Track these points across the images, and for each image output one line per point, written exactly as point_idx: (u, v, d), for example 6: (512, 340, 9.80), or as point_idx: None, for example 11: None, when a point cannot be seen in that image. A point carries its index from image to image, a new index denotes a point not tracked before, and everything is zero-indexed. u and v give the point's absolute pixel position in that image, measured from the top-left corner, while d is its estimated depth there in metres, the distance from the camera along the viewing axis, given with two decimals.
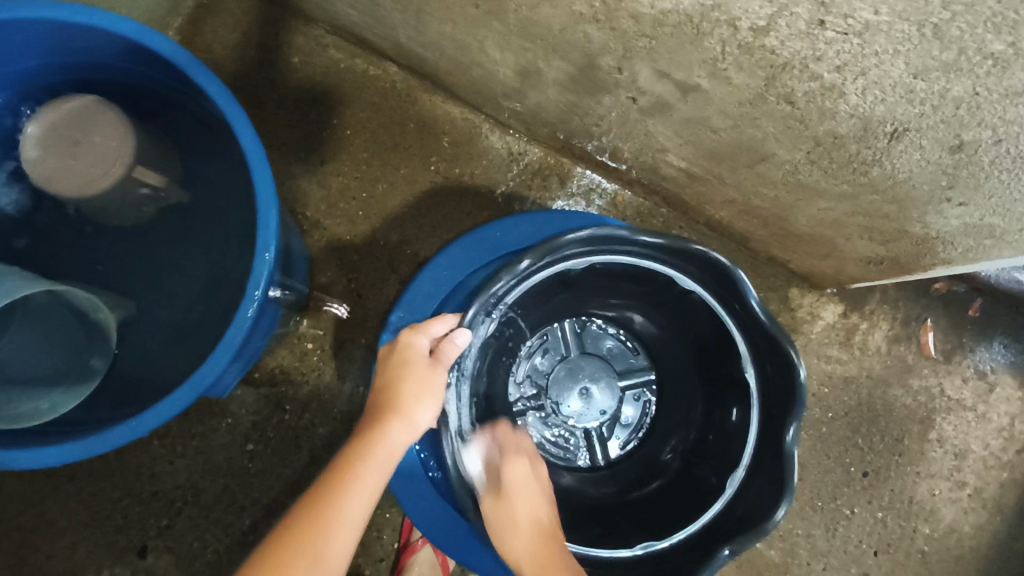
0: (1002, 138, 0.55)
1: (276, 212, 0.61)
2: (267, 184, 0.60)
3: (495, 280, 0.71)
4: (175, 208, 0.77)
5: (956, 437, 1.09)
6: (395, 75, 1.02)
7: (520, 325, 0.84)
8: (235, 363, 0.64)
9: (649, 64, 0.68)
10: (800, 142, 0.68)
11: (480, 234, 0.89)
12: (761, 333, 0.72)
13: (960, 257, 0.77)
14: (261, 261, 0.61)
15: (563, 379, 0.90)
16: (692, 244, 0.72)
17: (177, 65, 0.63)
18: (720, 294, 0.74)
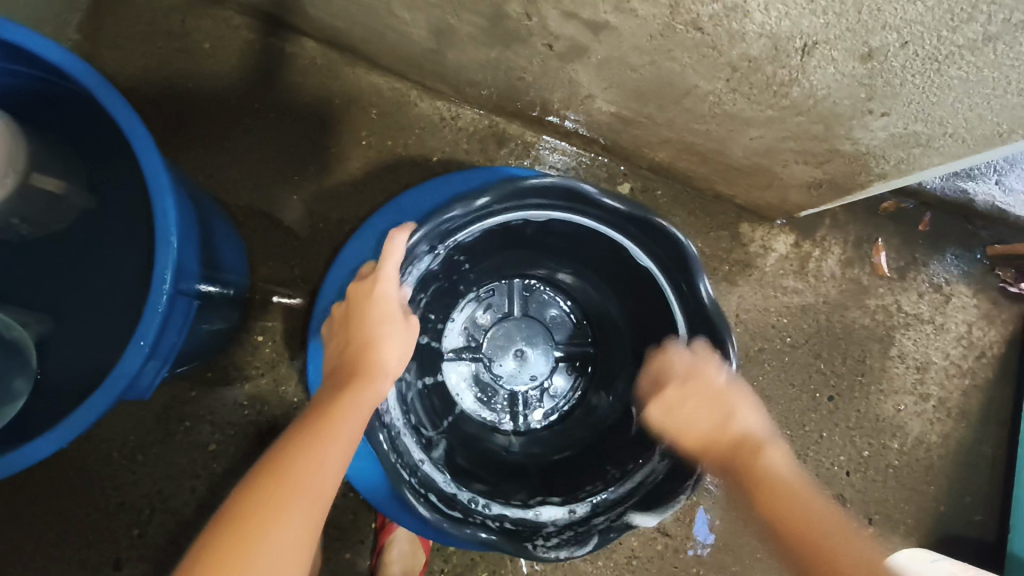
0: (908, 40, 0.53)
1: (172, 200, 0.59)
2: (159, 171, 0.59)
3: (449, 209, 0.70)
4: (81, 216, 0.72)
5: (917, 350, 1.11)
6: (314, 51, 0.99)
7: (462, 271, 0.84)
8: (155, 362, 0.62)
9: (555, 6, 0.66)
10: (717, 70, 0.67)
11: (400, 204, 0.88)
12: (698, 313, 0.73)
13: (894, 170, 0.76)
14: (165, 252, 0.59)
15: (499, 338, 0.91)
16: (649, 214, 0.71)
17: (41, 57, 0.58)
18: (668, 268, 0.74)
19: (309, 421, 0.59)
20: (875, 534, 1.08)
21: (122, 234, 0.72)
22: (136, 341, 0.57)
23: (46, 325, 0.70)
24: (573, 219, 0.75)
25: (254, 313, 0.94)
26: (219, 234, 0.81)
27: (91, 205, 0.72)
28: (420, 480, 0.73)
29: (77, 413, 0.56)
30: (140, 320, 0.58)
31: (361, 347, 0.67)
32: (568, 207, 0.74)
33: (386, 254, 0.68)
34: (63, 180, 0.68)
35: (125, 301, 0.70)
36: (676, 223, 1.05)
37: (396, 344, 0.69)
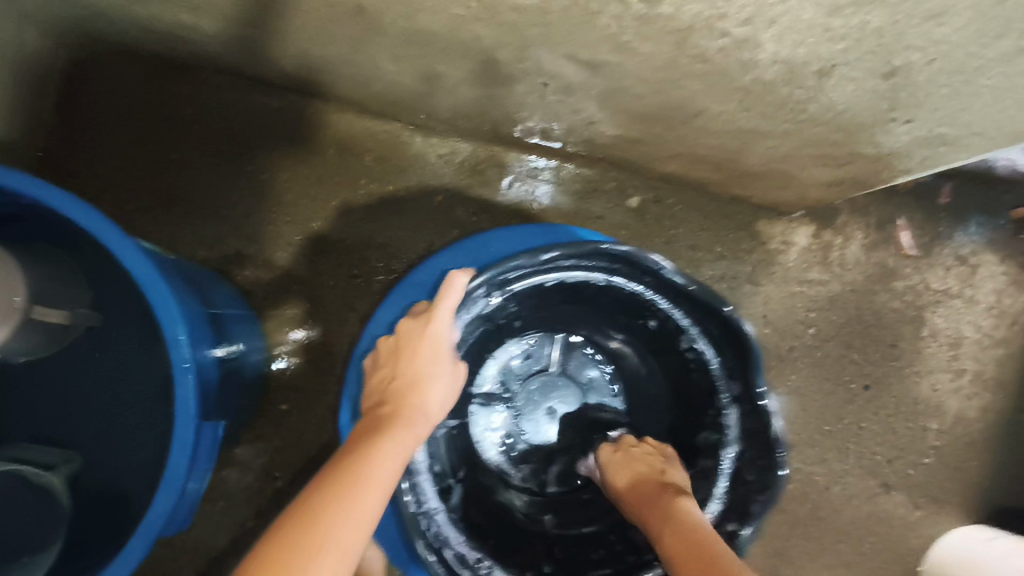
0: (935, 57, 0.51)
1: (183, 327, 0.58)
2: (165, 301, 0.57)
3: (513, 259, 0.68)
4: (87, 330, 0.69)
5: (950, 326, 1.08)
6: (298, 102, 0.95)
7: (513, 317, 0.81)
8: (189, 488, 0.61)
9: (550, 49, 0.63)
10: (728, 94, 0.63)
11: (433, 264, 0.80)
12: (744, 400, 0.72)
13: (918, 166, 0.73)
14: (183, 382, 0.57)
15: (534, 391, 0.88)
16: (721, 304, 0.69)
17: (32, 194, 0.56)
18: (720, 343, 0.73)
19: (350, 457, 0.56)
20: (925, 517, 1.06)
21: (131, 347, 0.69)
22: (169, 477, 0.57)
23: (76, 462, 0.67)
24: (624, 283, 0.74)
25: (275, 382, 0.92)
26: (232, 323, 0.79)
27: (98, 321, 0.69)
28: (435, 532, 0.71)
29: (122, 555, 0.56)
30: (169, 458, 0.57)
31: (407, 387, 0.65)
32: (619, 274, 0.74)
33: (444, 293, 0.67)
34: (67, 307, 0.65)
35: (146, 411, 0.68)
36: (691, 230, 1.03)
37: (440, 392, 0.66)
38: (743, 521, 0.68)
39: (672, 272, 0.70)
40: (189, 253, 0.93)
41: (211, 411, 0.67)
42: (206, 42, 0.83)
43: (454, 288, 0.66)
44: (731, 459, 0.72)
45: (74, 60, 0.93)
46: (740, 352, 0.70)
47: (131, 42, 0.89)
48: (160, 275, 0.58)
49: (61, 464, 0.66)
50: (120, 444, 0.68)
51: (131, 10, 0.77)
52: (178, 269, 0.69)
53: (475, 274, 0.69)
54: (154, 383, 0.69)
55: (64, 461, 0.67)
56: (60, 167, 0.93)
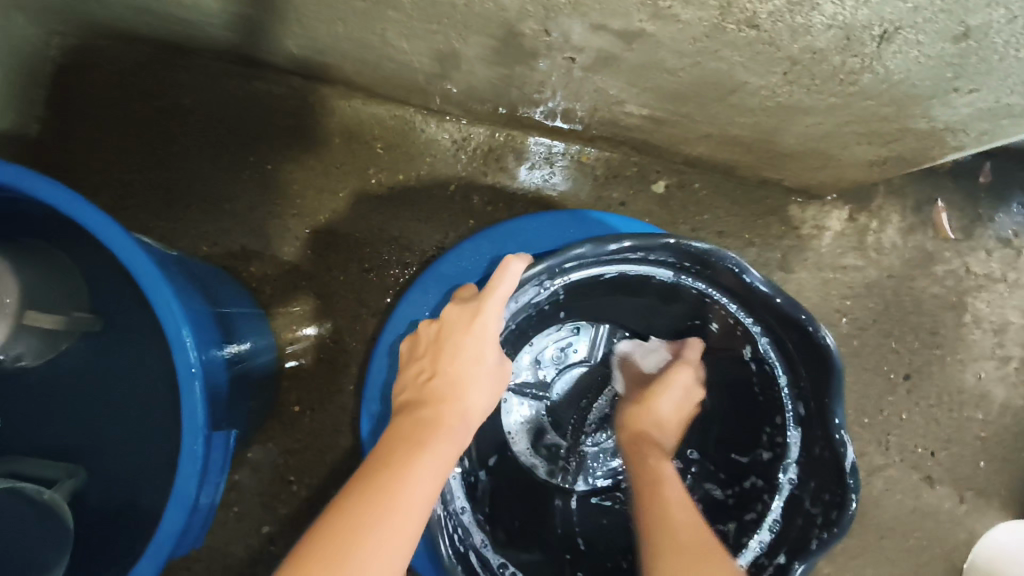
0: (1017, 14, 0.46)
1: (189, 330, 0.53)
2: (168, 304, 0.52)
3: (576, 244, 0.61)
4: (86, 335, 0.65)
5: (992, 313, 1.03)
6: (303, 88, 0.90)
7: (556, 308, 0.75)
8: (201, 503, 0.57)
9: (579, 20, 0.58)
10: (773, 65, 0.58)
11: (459, 254, 0.76)
12: (818, 423, 0.65)
13: (975, 141, 0.68)
14: (190, 390, 0.53)
15: (569, 383, 0.83)
16: (801, 316, 0.62)
17: (25, 190, 0.51)
18: (794, 357, 0.66)
19: (379, 475, 0.50)
20: (969, 511, 1.02)
21: (134, 351, 0.65)
22: (179, 494, 0.52)
23: (80, 477, 0.63)
24: (691, 282, 0.69)
25: (288, 382, 0.88)
26: (240, 323, 0.75)
27: (97, 325, 0.65)
28: (461, 533, 0.68)
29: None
30: (177, 474, 0.52)
31: (448, 387, 0.58)
32: (685, 273, 0.68)
33: (494, 283, 0.60)
34: (62, 310, 0.61)
35: (152, 419, 0.64)
36: (719, 215, 0.97)
37: (482, 395, 0.59)
38: (796, 556, 0.64)
39: (756, 279, 0.62)
40: (193, 249, 0.89)
41: (222, 419, 0.62)
42: (206, 25, 0.78)
43: (507, 277, 0.59)
44: (789, 482, 0.68)
45: (67, 48, 0.88)
46: (822, 371, 0.63)
47: (125, 29, 0.84)
48: (163, 276, 0.53)
49: (64, 479, 0.62)
50: (125, 455, 0.64)
51: None
52: (183, 269, 0.65)
53: (532, 261, 0.62)
54: (161, 389, 0.64)
55: (67, 476, 0.62)
56: (57, 161, 0.88)
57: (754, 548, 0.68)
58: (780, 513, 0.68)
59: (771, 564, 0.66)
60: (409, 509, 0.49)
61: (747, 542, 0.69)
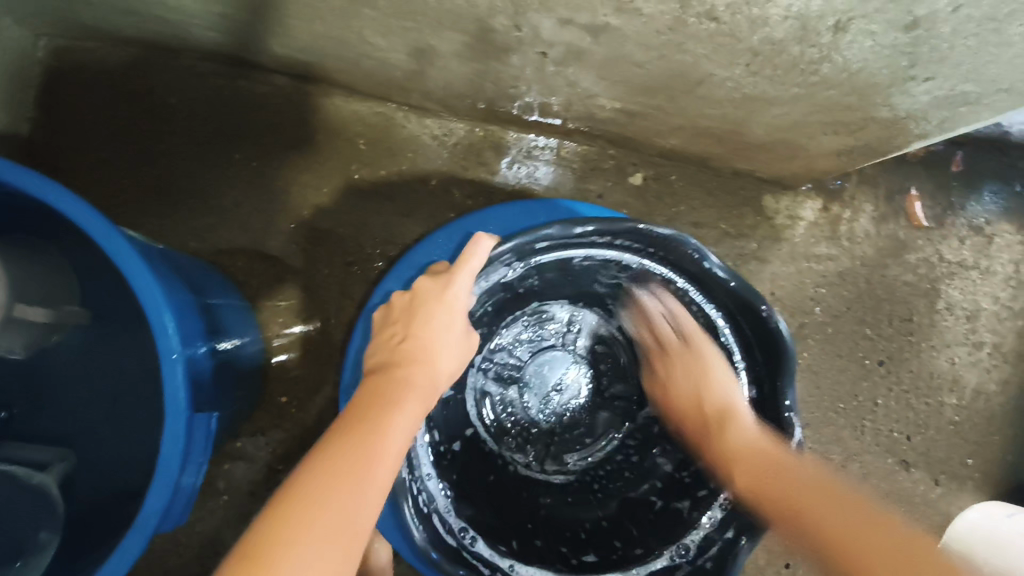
0: (961, 3, 0.48)
1: (171, 317, 0.55)
2: (150, 291, 0.54)
3: (549, 226, 0.63)
4: (75, 328, 0.66)
5: (964, 299, 1.05)
6: (287, 86, 0.92)
7: (526, 289, 0.77)
8: (183, 485, 0.59)
9: (547, 15, 0.59)
10: (736, 57, 0.60)
11: (436, 240, 0.77)
12: (772, 406, 0.71)
13: (936, 129, 0.70)
14: (172, 376, 0.54)
15: (544, 366, 0.85)
16: (760, 305, 0.66)
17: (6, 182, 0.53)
18: (751, 345, 0.71)
19: (352, 431, 0.52)
20: (943, 494, 1.05)
21: (118, 342, 0.66)
22: (161, 474, 0.54)
23: (71, 460, 0.64)
24: (656, 268, 0.72)
25: (274, 374, 0.89)
26: (226, 312, 0.76)
27: (84, 319, 0.66)
28: (425, 498, 0.71)
29: (116, 555, 0.53)
30: (161, 454, 0.54)
31: (420, 351, 0.60)
32: (651, 259, 0.71)
33: (466, 258, 0.63)
34: (50, 305, 0.62)
35: (137, 407, 0.65)
36: (695, 207, 1.00)
37: (453, 363, 0.62)
38: (744, 530, 0.68)
39: (717, 268, 0.66)
40: (180, 244, 0.90)
41: (204, 403, 0.64)
42: (186, 24, 0.79)
43: (479, 254, 0.62)
44: None
45: (53, 48, 0.89)
46: (777, 357, 0.68)
47: (110, 30, 0.85)
48: (144, 264, 0.54)
49: (56, 462, 0.63)
50: (111, 441, 0.65)
51: None
52: (165, 258, 0.66)
53: (500, 240, 0.65)
54: (145, 376, 0.66)
55: (58, 459, 0.64)
56: (46, 159, 0.90)
57: (705, 524, 0.71)
58: (730, 493, 0.70)
59: (718, 540, 0.69)
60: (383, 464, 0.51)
61: (699, 517, 0.71)
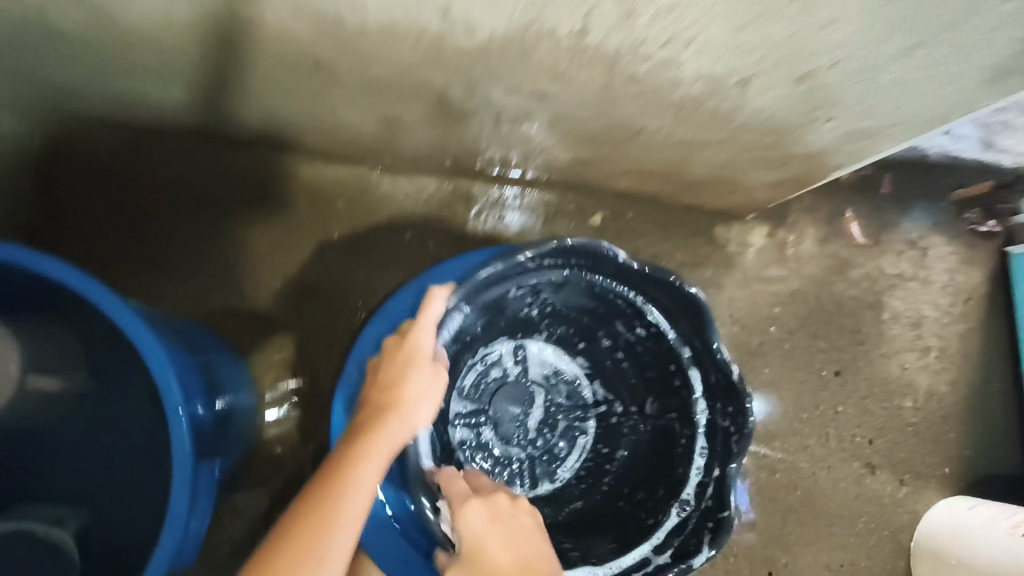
0: (838, 61, 0.56)
1: (173, 372, 0.60)
2: (154, 351, 0.59)
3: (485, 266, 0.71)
4: (80, 394, 0.70)
5: (908, 307, 1.14)
6: (268, 156, 0.99)
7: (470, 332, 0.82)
8: (191, 528, 0.63)
9: (496, 85, 0.68)
10: (663, 110, 0.69)
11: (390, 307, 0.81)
12: (704, 357, 0.79)
13: (850, 159, 0.79)
14: (178, 428, 0.59)
15: (500, 401, 0.90)
16: (678, 282, 0.74)
17: (18, 264, 0.58)
18: (677, 313, 0.79)
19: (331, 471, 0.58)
20: (909, 492, 1.11)
21: (121, 403, 0.71)
22: (172, 518, 0.58)
23: (83, 515, 0.69)
24: (582, 276, 0.79)
25: (267, 425, 0.95)
26: (222, 368, 0.82)
27: (92, 386, 0.70)
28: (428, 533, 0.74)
29: None
30: (170, 500, 0.58)
31: (391, 381, 0.66)
32: (575, 269, 0.78)
33: (427, 308, 0.69)
34: (57, 370, 0.67)
35: (142, 462, 0.70)
36: (652, 240, 1.08)
37: (430, 383, 0.67)
38: (728, 460, 0.78)
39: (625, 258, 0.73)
40: (174, 308, 0.96)
41: (207, 452, 0.69)
42: (171, 108, 0.86)
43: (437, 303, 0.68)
44: (704, 413, 0.81)
45: None
46: (695, 316, 0.77)
47: (101, 117, 0.92)
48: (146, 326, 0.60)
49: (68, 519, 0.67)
50: (122, 496, 0.69)
51: (98, 85, 0.81)
52: (163, 321, 0.71)
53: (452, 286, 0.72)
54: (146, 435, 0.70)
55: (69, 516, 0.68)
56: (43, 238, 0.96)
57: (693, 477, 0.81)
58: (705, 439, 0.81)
59: (710, 480, 0.80)
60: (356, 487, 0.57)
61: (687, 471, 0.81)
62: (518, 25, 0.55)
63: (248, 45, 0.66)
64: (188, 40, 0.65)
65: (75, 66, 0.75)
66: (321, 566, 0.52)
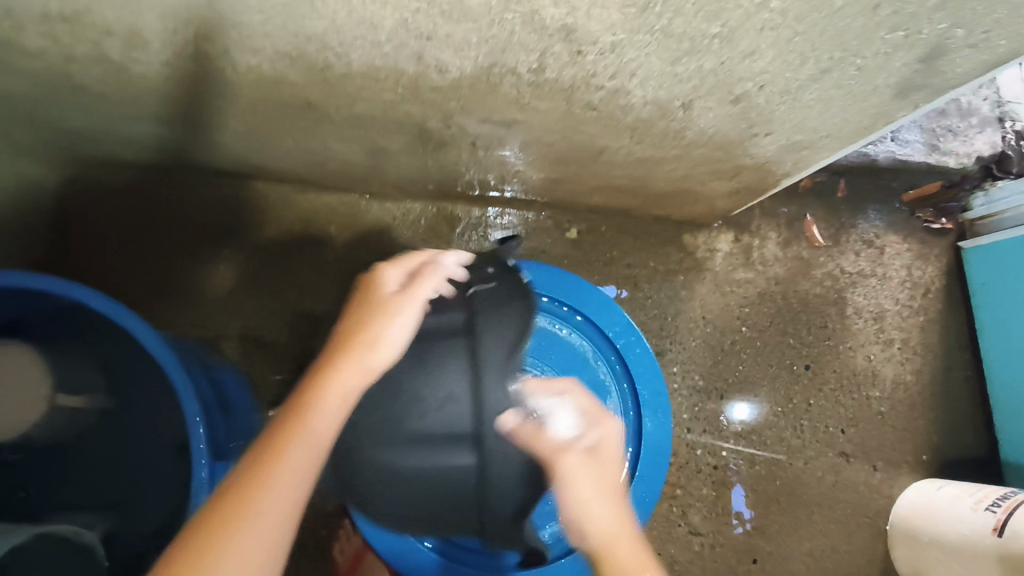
0: (763, 85, 0.64)
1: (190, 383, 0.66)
2: (171, 364, 0.65)
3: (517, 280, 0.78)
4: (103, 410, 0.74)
5: (869, 303, 1.21)
6: (264, 188, 1.07)
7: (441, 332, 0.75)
8: None
9: (469, 116, 0.76)
10: (620, 132, 0.77)
11: None
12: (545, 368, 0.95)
13: (794, 168, 0.87)
14: (196, 432, 0.65)
15: None
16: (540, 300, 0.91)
17: (43, 291, 0.64)
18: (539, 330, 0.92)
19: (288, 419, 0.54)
20: (883, 478, 1.17)
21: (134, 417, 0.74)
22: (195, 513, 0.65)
23: (110, 518, 0.72)
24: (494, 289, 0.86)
25: None
26: (229, 383, 0.88)
27: (112, 404, 0.74)
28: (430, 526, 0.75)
29: None
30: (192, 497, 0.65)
31: (347, 331, 0.61)
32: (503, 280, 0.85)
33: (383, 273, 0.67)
34: (83, 389, 0.71)
35: None
36: (626, 250, 1.16)
37: (388, 330, 0.61)
38: None
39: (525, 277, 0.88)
40: (182, 333, 1.03)
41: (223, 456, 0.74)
42: (175, 148, 0.94)
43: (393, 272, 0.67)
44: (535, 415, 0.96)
45: None
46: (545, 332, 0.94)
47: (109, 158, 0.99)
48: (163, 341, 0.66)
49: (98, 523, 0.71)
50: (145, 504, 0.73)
51: (109, 131, 0.88)
52: (174, 339, 0.77)
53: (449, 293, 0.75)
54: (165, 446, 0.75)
55: (98, 521, 0.71)
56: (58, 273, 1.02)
57: None
58: None
59: None
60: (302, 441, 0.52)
61: None
62: (483, 65, 0.63)
63: (247, 94, 0.73)
64: (194, 89, 0.73)
65: (86, 115, 0.82)
66: (261, 518, 0.47)
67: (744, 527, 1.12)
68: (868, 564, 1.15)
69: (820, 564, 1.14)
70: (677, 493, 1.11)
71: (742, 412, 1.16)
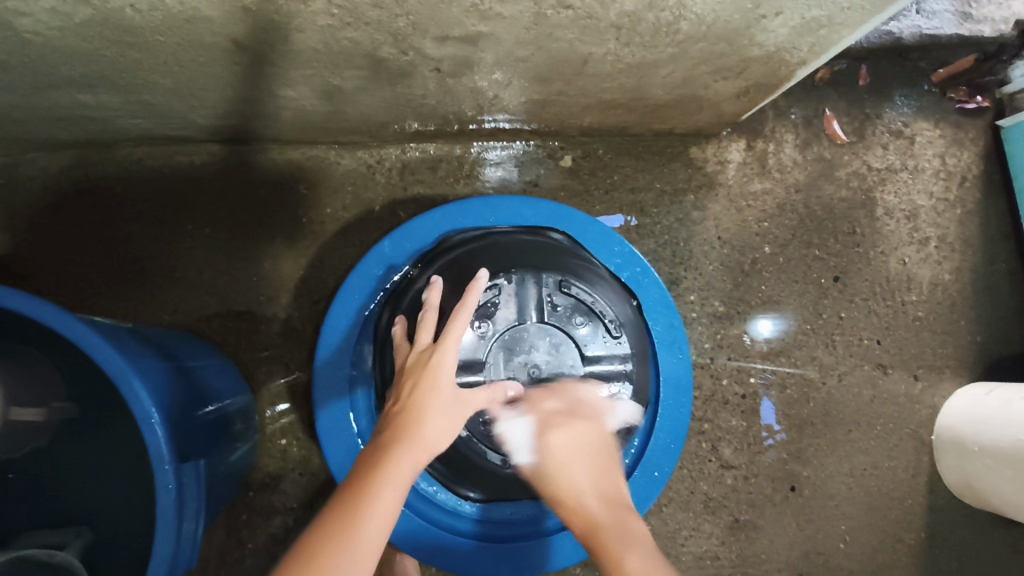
0: None
1: (140, 381, 0.59)
2: (114, 363, 0.58)
3: None
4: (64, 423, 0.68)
5: (901, 200, 1.10)
6: (221, 152, 0.97)
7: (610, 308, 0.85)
8: (187, 530, 0.62)
9: (425, 36, 0.65)
10: (603, 34, 0.66)
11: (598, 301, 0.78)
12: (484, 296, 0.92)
13: (811, 54, 0.75)
14: (154, 437, 0.58)
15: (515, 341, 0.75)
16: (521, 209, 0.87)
17: None
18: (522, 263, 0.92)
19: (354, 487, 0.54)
20: (924, 388, 1.10)
21: (101, 422, 0.68)
22: (161, 525, 0.58)
23: (87, 533, 0.66)
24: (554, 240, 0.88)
25: (269, 417, 0.95)
26: (204, 369, 0.81)
27: (75, 411, 0.68)
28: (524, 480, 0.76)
29: None
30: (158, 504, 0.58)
31: (408, 408, 0.62)
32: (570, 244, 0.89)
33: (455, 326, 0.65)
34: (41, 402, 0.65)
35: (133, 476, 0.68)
36: (627, 173, 1.05)
37: (441, 414, 0.62)
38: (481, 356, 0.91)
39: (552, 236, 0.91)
40: (156, 320, 0.95)
41: (195, 453, 0.67)
42: (109, 118, 0.84)
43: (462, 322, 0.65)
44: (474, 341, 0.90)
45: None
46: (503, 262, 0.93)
47: (44, 139, 0.89)
48: (99, 336, 0.58)
49: (74, 539, 0.65)
50: (119, 511, 0.67)
51: (31, 105, 0.78)
52: (130, 332, 0.70)
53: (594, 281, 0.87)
54: (134, 448, 0.68)
55: (75, 537, 0.65)
56: (16, 272, 0.95)
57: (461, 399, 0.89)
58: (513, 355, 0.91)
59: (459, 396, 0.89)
60: (379, 504, 0.53)
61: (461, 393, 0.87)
62: None
63: (164, 41, 0.63)
64: (102, 43, 0.63)
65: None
66: None
67: (774, 440, 1.06)
68: (913, 478, 1.08)
69: (862, 483, 1.07)
70: (705, 427, 1.04)
71: (765, 327, 1.07)
